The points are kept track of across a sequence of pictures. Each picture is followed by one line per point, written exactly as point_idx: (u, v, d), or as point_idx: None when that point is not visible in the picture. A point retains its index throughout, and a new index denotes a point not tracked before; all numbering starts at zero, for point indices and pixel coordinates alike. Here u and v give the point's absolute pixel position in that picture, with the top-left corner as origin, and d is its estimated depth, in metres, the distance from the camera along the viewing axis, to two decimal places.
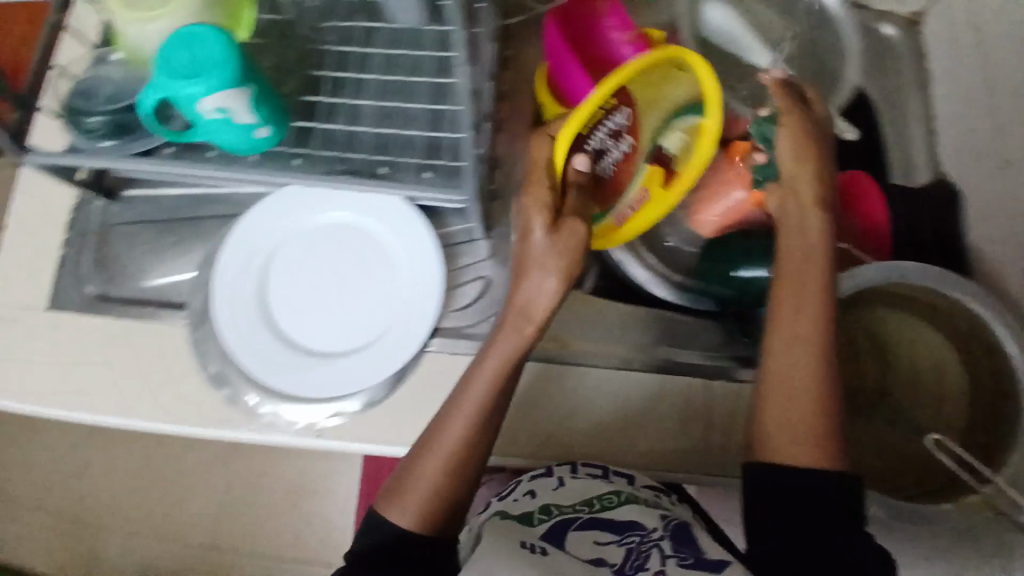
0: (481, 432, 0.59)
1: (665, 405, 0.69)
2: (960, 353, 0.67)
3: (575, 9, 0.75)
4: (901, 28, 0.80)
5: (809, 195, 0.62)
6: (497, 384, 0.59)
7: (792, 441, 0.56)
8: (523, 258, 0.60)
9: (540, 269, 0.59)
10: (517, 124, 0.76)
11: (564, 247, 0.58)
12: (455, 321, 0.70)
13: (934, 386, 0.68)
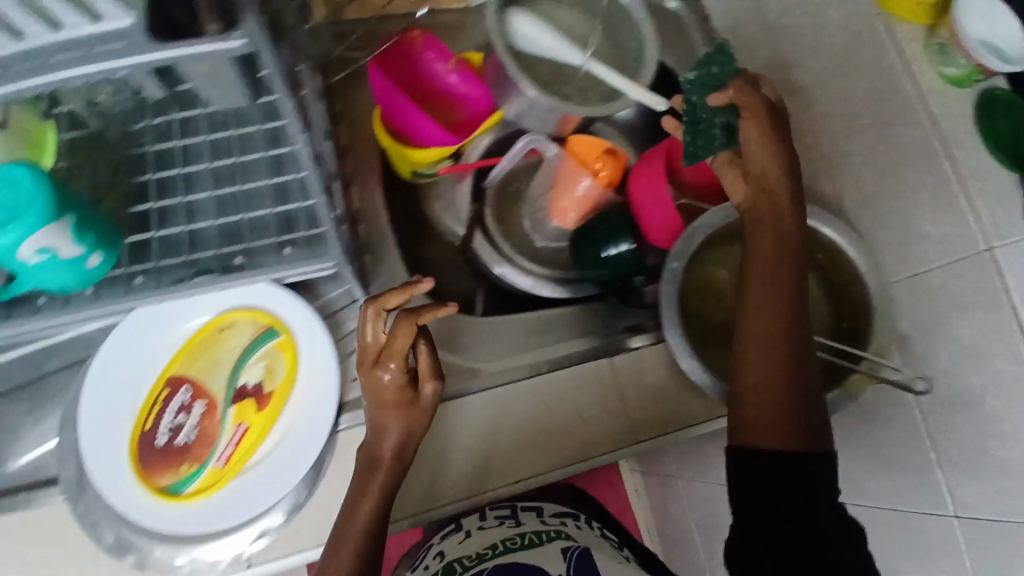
0: (377, 523, 0.60)
1: (579, 391, 0.71)
2: (813, 263, 0.73)
3: (396, 47, 0.74)
4: None
5: (785, 198, 0.64)
6: (384, 490, 0.61)
7: (761, 432, 0.58)
8: (376, 391, 0.61)
9: (387, 420, 0.61)
10: (365, 174, 0.76)
11: (399, 412, 0.61)
12: (359, 390, 0.68)
13: (800, 298, 0.73)
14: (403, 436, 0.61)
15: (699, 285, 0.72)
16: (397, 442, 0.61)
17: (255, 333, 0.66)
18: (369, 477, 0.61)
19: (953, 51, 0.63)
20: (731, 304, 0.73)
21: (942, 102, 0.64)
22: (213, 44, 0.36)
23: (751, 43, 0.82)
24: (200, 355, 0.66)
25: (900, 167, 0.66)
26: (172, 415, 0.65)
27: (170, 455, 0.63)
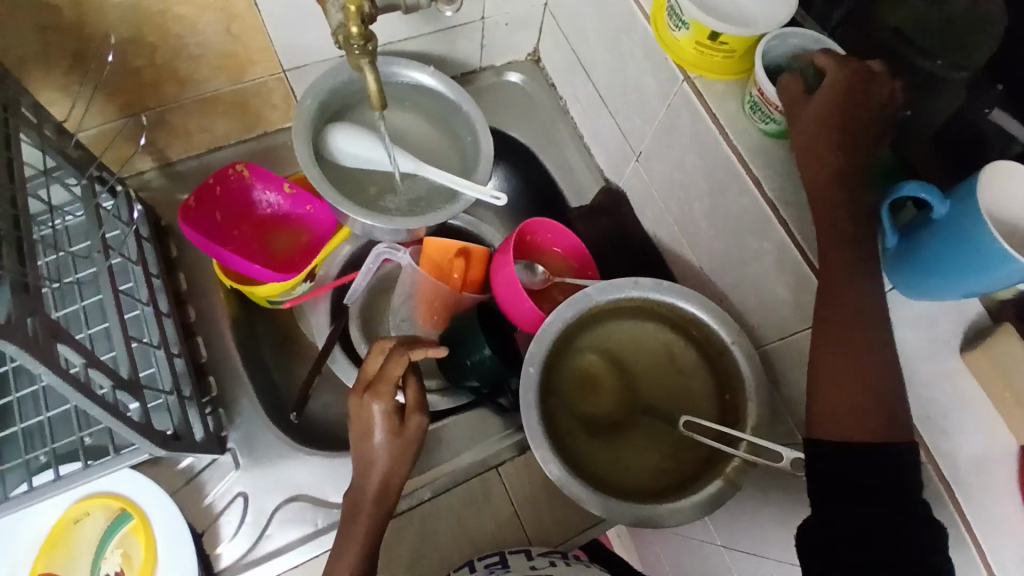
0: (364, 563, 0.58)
1: (465, 516, 0.69)
2: (684, 334, 0.70)
3: (220, 186, 0.73)
4: (525, 73, 0.88)
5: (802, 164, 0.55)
6: (366, 533, 0.58)
7: (842, 418, 0.51)
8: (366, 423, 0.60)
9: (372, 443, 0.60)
10: (211, 320, 0.73)
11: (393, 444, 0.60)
12: (232, 556, 0.65)
13: (676, 372, 0.70)
14: (392, 460, 0.60)
15: (572, 377, 0.70)
16: (380, 479, 0.59)
17: (108, 518, 0.63)
18: (356, 515, 0.59)
19: (767, 110, 0.57)
20: (610, 394, 0.70)
21: (770, 159, 0.59)
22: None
23: (594, 109, 0.79)
24: (53, 553, 0.61)
25: (741, 231, 0.62)
26: None
27: None
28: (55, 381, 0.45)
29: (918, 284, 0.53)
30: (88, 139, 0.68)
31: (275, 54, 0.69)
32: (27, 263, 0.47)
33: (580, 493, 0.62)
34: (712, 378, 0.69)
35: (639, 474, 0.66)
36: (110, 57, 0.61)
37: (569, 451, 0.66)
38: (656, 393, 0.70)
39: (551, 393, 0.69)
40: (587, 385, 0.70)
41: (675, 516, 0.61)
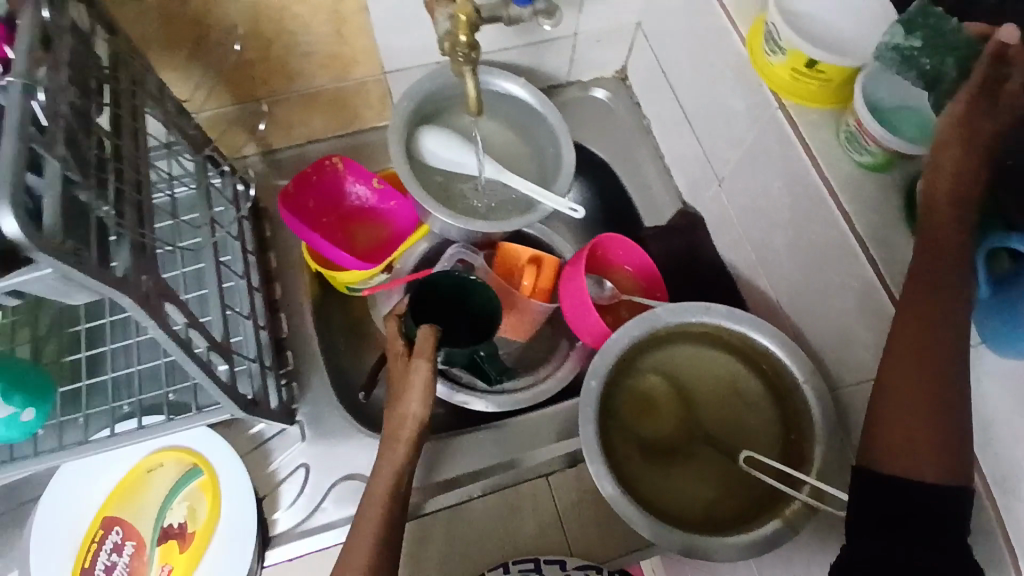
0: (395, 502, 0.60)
1: (512, 521, 0.70)
2: (750, 365, 0.69)
3: (316, 175, 0.77)
4: (611, 89, 0.89)
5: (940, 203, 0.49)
6: (398, 468, 0.61)
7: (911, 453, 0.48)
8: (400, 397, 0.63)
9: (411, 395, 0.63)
10: (292, 300, 0.77)
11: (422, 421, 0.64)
12: (287, 523, 0.68)
13: (740, 404, 0.69)
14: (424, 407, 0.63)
15: (629, 397, 0.69)
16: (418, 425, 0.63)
17: (179, 472, 0.68)
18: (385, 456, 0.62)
19: (863, 141, 0.56)
20: (668, 419, 0.69)
21: (862, 193, 0.57)
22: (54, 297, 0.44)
23: (678, 130, 0.79)
24: (133, 497, 0.67)
25: (823, 264, 0.60)
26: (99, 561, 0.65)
27: None
28: (159, 335, 0.48)
29: (1008, 338, 0.50)
30: (202, 120, 0.74)
31: (377, 56, 0.74)
32: (145, 225, 0.51)
33: (630, 513, 0.61)
34: (777, 416, 0.67)
35: (691, 502, 0.65)
36: (236, 48, 0.67)
37: (622, 470, 0.66)
38: (716, 423, 0.69)
39: (607, 409, 0.68)
40: (643, 407, 0.69)
41: (727, 552, 0.60)
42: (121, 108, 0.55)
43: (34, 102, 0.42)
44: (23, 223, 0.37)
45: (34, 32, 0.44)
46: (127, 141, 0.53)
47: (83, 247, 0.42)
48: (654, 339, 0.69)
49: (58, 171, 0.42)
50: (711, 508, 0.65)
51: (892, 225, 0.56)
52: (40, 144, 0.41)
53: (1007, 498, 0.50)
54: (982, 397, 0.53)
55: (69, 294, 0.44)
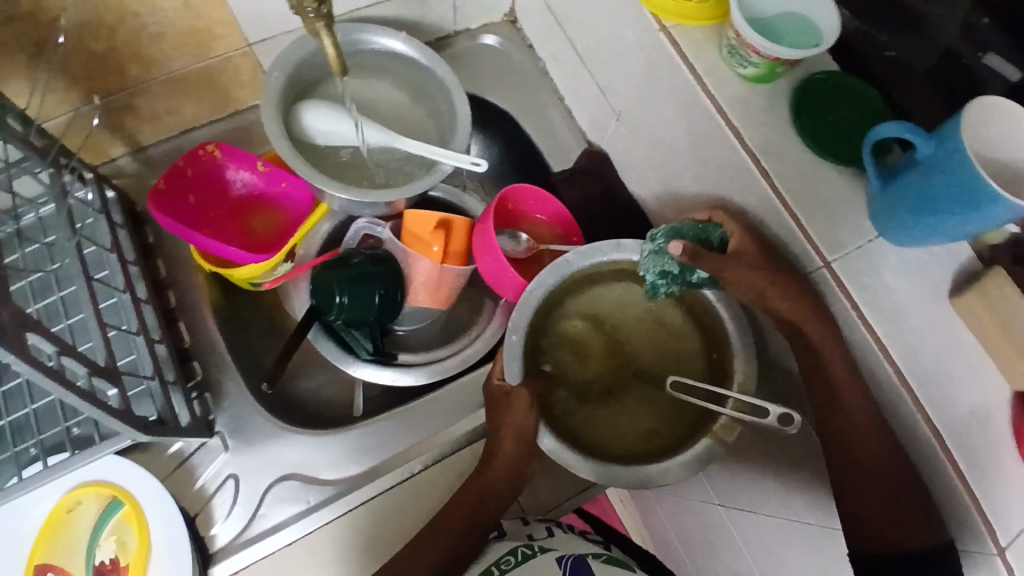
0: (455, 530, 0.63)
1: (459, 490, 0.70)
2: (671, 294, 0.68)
3: (193, 167, 0.71)
4: (501, 35, 0.85)
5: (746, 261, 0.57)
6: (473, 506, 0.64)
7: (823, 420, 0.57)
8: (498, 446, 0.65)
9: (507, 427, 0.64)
10: (191, 306, 0.72)
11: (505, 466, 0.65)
12: (227, 535, 0.65)
13: (665, 335, 0.68)
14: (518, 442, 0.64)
15: (561, 344, 0.69)
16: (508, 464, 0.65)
17: (100, 506, 0.64)
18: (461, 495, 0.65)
19: (745, 53, 0.54)
20: (601, 361, 0.68)
21: (751, 108, 0.57)
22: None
23: (572, 68, 0.77)
24: (52, 543, 0.63)
25: (725, 184, 0.60)
26: None
27: None
28: (26, 370, 0.44)
29: (904, 235, 0.51)
30: (49, 127, 0.65)
31: (236, 27, 0.67)
32: None
33: (564, 455, 0.63)
34: (701, 340, 0.67)
35: (632, 436, 0.66)
36: (59, 39, 0.57)
37: (561, 420, 0.67)
38: (648, 357, 0.68)
39: (537, 359, 0.68)
40: (576, 352, 0.68)
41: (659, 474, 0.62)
42: None
43: None
44: None
45: None
46: None
47: None
48: (572, 286, 0.69)
49: None
50: (655, 433, 0.66)
51: (783, 137, 0.56)
52: None
53: (920, 384, 0.52)
54: (886, 291, 0.53)
55: None
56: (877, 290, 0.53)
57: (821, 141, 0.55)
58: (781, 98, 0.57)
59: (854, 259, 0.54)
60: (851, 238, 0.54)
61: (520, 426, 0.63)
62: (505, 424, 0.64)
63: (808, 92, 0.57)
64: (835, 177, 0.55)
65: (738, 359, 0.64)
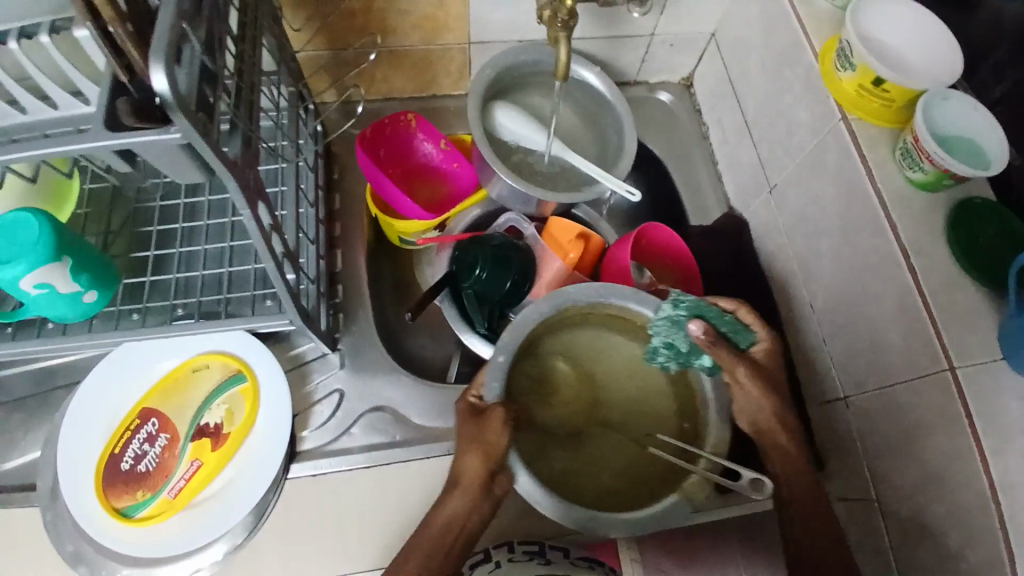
0: (453, 538, 0.59)
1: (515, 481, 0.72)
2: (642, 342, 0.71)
3: (391, 127, 0.82)
4: (674, 94, 0.94)
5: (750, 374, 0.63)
6: (459, 516, 0.59)
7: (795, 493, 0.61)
8: (461, 470, 0.59)
9: (474, 448, 0.59)
10: (350, 239, 0.81)
11: (469, 492, 0.59)
12: (315, 442, 0.72)
13: (621, 383, 0.72)
14: (484, 461, 0.59)
15: (523, 379, 0.68)
16: (486, 488, 0.59)
17: (222, 376, 0.72)
18: (441, 510, 0.59)
19: (918, 158, 0.59)
20: (563, 399, 0.69)
21: (908, 207, 0.61)
22: (152, 135, 0.43)
23: (737, 137, 0.84)
24: (173, 393, 0.71)
25: (863, 269, 0.64)
26: (128, 448, 0.68)
27: (121, 480, 0.67)
28: (251, 227, 0.52)
29: None
30: (301, 57, 0.78)
31: (467, 24, 0.79)
32: (252, 122, 0.54)
33: (535, 491, 0.60)
34: (675, 402, 0.70)
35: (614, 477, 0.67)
36: None
37: (527, 453, 0.65)
38: (614, 401, 0.71)
39: (511, 388, 0.66)
40: (541, 387, 0.69)
41: (625, 528, 0.61)
42: (249, 19, 0.58)
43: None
44: (172, 83, 0.40)
45: None
46: (249, 47, 0.56)
47: (210, 124, 0.46)
48: (560, 321, 0.70)
49: (197, 52, 0.46)
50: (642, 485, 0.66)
51: (934, 241, 0.60)
52: (186, 22, 0.44)
53: (1013, 504, 0.52)
54: (1000, 409, 0.54)
55: (180, 164, 0.48)
56: (995, 405, 0.55)
57: (970, 255, 0.58)
58: (939, 206, 0.61)
59: (980, 370, 0.56)
60: (981, 349, 0.56)
61: (489, 448, 0.59)
62: (471, 445, 0.59)
63: (967, 209, 0.61)
64: (976, 289, 0.58)
65: (711, 425, 0.67)
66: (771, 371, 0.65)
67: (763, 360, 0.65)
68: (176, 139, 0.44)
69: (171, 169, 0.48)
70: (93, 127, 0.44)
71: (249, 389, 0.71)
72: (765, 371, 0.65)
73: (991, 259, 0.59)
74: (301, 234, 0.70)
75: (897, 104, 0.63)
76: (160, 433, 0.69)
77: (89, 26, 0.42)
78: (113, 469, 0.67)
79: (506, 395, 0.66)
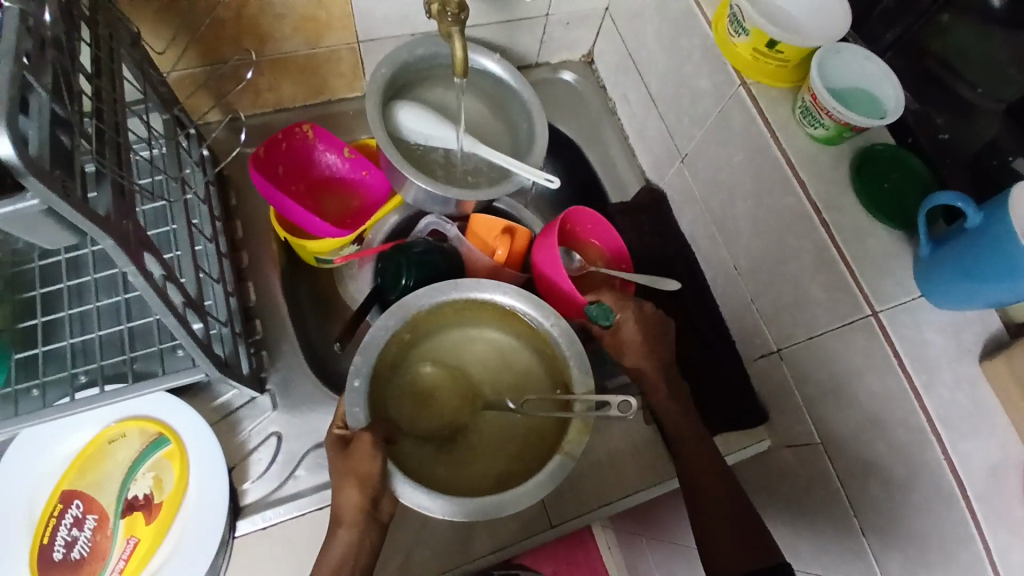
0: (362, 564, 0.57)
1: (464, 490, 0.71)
2: (496, 327, 0.72)
3: (286, 142, 0.76)
4: (577, 72, 0.92)
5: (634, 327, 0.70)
6: (357, 542, 0.57)
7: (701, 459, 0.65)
8: (340, 507, 0.58)
9: (345, 480, 0.57)
10: (262, 269, 0.76)
11: (355, 526, 0.58)
12: (257, 493, 0.67)
13: (503, 372, 0.72)
14: (362, 489, 0.57)
15: (401, 393, 0.68)
16: (368, 506, 0.58)
17: (144, 442, 0.66)
18: (332, 542, 0.58)
19: (818, 114, 0.61)
20: (445, 404, 0.69)
21: (814, 163, 0.63)
22: (6, 206, 0.39)
23: (644, 110, 0.83)
24: (91, 470, 0.64)
25: (780, 230, 0.66)
26: (51, 540, 0.61)
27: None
28: (140, 284, 0.47)
29: (946, 295, 0.56)
30: (171, 79, 0.71)
31: (352, 24, 0.74)
32: (123, 166, 0.49)
33: (422, 501, 0.59)
34: (546, 374, 0.71)
35: (494, 463, 0.68)
36: None
37: (413, 463, 0.65)
38: (494, 389, 0.72)
39: (384, 407, 0.66)
40: (420, 397, 0.69)
41: (522, 501, 0.61)
42: (101, 51, 0.52)
43: (26, 28, 0.41)
44: (18, 143, 0.35)
45: None
46: (105, 83, 0.50)
47: (71, 181, 0.41)
48: (412, 331, 0.69)
49: (45, 101, 0.41)
50: (520, 463, 0.67)
51: (843, 193, 0.62)
52: (29, 71, 0.40)
53: (947, 435, 0.55)
54: (922, 343, 0.57)
55: (42, 230, 0.42)
56: (917, 342, 0.57)
57: (877, 203, 0.61)
58: (842, 159, 0.63)
59: (899, 312, 0.58)
60: (899, 293, 0.59)
61: (361, 475, 0.57)
62: (343, 480, 0.58)
63: (868, 158, 0.64)
64: (889, 235, 0.61)
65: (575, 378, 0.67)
66: (655, 326, 0.71)
67: (650, 321, 0.71)
68: (36, 206, 0.39)
69: (39, 235, 0.43)
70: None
71: (178, 451, 0.65)
72: (651, 326, 0.71)
73: (896, 204, 0.61)
74: (200, 274, 0.63)
75: (791, 62, 0.64)
76: (84, 517, 0.62)
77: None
78: (38, 567, 0.60)
79: (377, 415, 0.65)
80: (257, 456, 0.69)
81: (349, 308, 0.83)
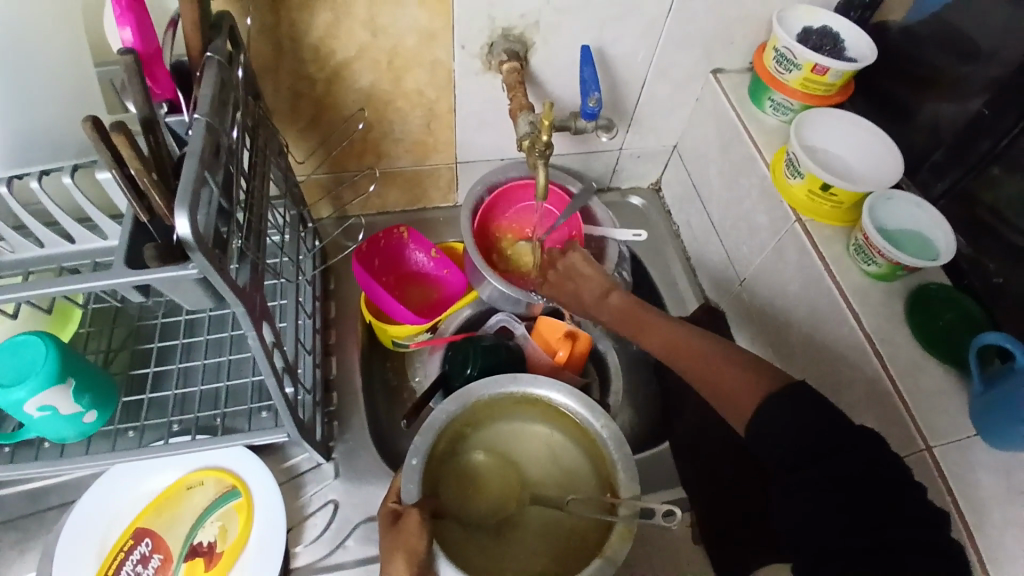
0: None
1: None
2: (549, 424, 0.75)
3: (385, 240, 0.88)
4: (645, 198, 1.02)
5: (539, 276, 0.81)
6: None
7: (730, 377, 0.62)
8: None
9: (394, 553, 0.59)
10: (345, 345, 0.84)
11: None
12: (308, 557, 0.71)
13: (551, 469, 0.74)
14: (409, 564, 0.59)
15: (453, 478, 0.71)
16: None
17: (217, 492, 0.71)
18: None
19: (870, 252, 0.65)
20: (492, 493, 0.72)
21: (866, 297, 0.66)
22: (171, 271, 0.48)
23: (705, 235, 0.90)
24: (167, 511, 0.70)
25: (832, 356, 0.68)
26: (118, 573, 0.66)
27: None
28: (256, 346, 0.55)
29: (1001, 433, 0.55)
30: (302, 182, 0.85)
31: (454, 147, 0.86)
32: (259, 248, 0.59)
33: None
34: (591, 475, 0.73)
35: (534, 559, 0.68)
36: (359, 124, 0.79)
37: (457, 550, 0.67)
38: (540, 485, 0.74)
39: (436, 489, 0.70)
40: (470, 483, 0.72)
41: None
42: (258, 158, 0.65)
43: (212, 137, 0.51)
44: (194, 226, 0.45)
45: (215, 82, 0.53)
46: (258, 182, 0.63)
47: (224, 257, 0.51)
48: (469, 418, 0.74)
49: (214, 195, 0.51)
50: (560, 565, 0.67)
51: (895, 327, 0.64)
52: (208, 173, 0.50)
53: None
54: (978, 486, 0.56)
55: (191, 294, 0.51)
56: (976, 484, 0.57)
57: (929, 338, 0.62)
58: (895, 295, 0.66)
59: (955, 449, 0.58)
60: (955, 430, 0.59)
61: (410, 550, 0.59)
62: (393, 552, 0.60)
63: (922, 296, 0.66)
64: (942, 371, 0.62)
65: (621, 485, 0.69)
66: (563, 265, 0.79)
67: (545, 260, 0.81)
68: (193, 274, 0.49)
69: (185, 297, 0.52)
70: (116, 262, 0.49)
71: (245, 504, 0.70)
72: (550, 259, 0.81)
73: (950, 343, 0.63)
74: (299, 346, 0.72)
75: (848, 205, 0.70)
76: (152, 555, 0.68)
77: (115, 172, 0.47)
78: None
79: (429, 494, 0.68)
80: (312, 522, 0.73)
81: (415, 390, 0.89)
